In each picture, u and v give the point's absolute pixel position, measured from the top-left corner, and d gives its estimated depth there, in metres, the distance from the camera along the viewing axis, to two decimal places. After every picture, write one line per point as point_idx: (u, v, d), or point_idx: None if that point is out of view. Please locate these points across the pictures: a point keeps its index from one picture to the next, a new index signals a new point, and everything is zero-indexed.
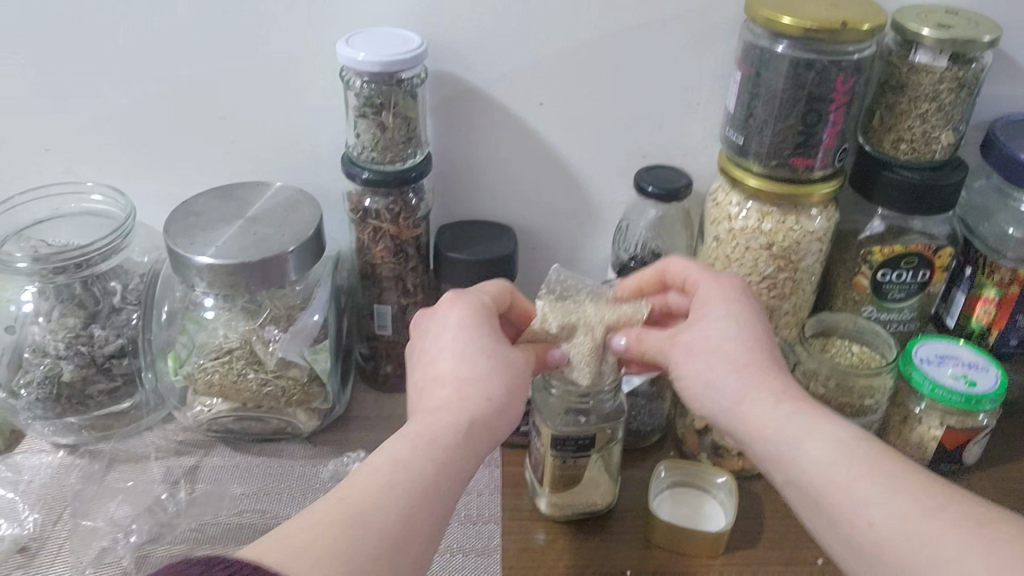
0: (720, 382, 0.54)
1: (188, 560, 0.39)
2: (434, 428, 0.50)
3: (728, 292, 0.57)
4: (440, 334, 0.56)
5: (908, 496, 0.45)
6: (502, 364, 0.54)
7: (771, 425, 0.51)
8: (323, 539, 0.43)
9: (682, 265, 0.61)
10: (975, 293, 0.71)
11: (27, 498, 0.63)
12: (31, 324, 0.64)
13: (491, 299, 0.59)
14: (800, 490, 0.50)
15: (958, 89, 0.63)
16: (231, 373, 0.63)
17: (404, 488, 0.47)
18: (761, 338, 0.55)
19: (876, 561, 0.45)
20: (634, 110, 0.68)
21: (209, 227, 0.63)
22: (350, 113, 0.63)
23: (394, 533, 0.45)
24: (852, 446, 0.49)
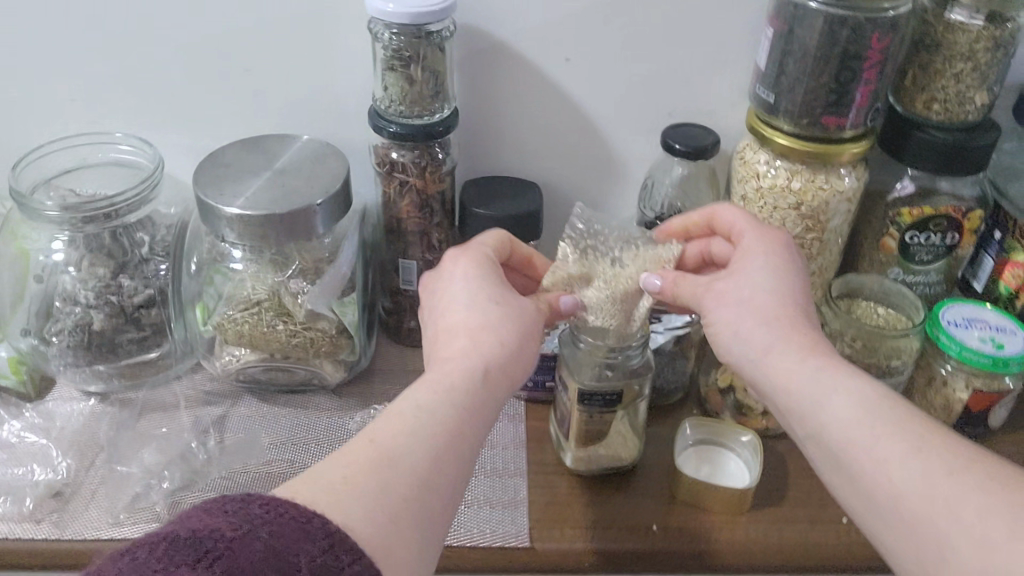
0: (750, 334, 0.53)
1: (220, 500, 0.40)
2: (457, 374, 0.50)
3: (771, 241, 0.57)
4: (451, 286, 0.56)
5: (931, 455, 0.45)
6: (513, 311, 0.55)
7: (797, 382, 0.51)
8: (352, 481, 0.43)
9: (731, 214, 0.60)
10: (1004, 257, 0.70)
11: (60, 443, 0.64)
12: (62, 273, 0.65)
13: (492, 251, 0.60)
14: (823, 448, 0.49)
15: (994, 49, 0.62)
16: (260, 323, 0.64)
17: (426, 432, 0.47)
18: (798, 294, 0.54)
19: (895, 518, 0.45)
20: (662, 65, 0.68)
21: (237, 178, 0.63)
22: (378, 65, 0.63)
23: (418, 475, 0.45)
24: (878, 406, 0.48)
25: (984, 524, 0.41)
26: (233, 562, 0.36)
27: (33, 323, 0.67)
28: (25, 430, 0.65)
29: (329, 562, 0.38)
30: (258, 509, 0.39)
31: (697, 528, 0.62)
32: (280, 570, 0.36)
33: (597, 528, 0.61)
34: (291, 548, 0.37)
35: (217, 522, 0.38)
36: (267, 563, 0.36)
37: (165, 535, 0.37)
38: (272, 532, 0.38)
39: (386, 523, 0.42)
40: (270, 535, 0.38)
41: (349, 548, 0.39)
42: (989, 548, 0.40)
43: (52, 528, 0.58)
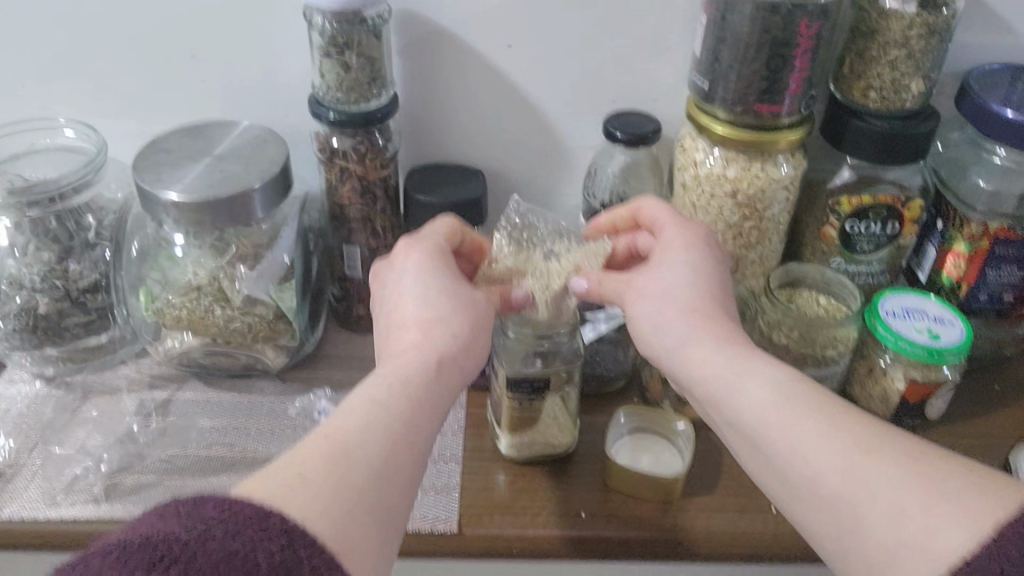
0: (666, 326, 0.52)
1: (177, 505, 0.39)
2: (411, 367, 0.50)
3: (692, 238, 0.56)
4: (403, 279, 0.55)
5: (842, 432, 0.44)
6: (464, 303, 0.54)
7: (711, 369, 0.49)
8: (312, 475, 0.43)
9: (654, 207, 0.60)
10: (946, 247, 0.70)
11: (4, 426, 0.65)
12: (6, 258, 0.65)
13: (444, 240, 0.59)
14: (740, 433, 0.48)
15: (928, 36, 0.62)
16: (197, 308, 0.65)
17: (382, 425, 0.47)
18: (714, 290, 0.53)
19: (812, 497, 0.43)
20: (603, 54, 0.68)
21: (176, 165, 0.64)
22: (315, 53, 0.63)
23: (376, 468, 0.45)
24: (789, 388, 0.47)
25: (899, 498, 0.40)
26: (189, 564, 0.36)
27: None
28: None
29: (287, 559, 0.38)
30: (214, 510, 0.39)
31: (630, 515, 0.62)
32: (236, 569, 0.36)
33: (530, 514, 0.62)
34: (248, 546, 0.37)
35: (174, 526, 0.38)
36: (223, 562, 0.36)
37: (122, 543, 0.37)
38: (230, 531, 0.38)
39: (349, 515, 0.42)
40: (226, 534, 0.38)
41: (307, 541, 0.39)
42: (906, 522, 0.39)
43: None
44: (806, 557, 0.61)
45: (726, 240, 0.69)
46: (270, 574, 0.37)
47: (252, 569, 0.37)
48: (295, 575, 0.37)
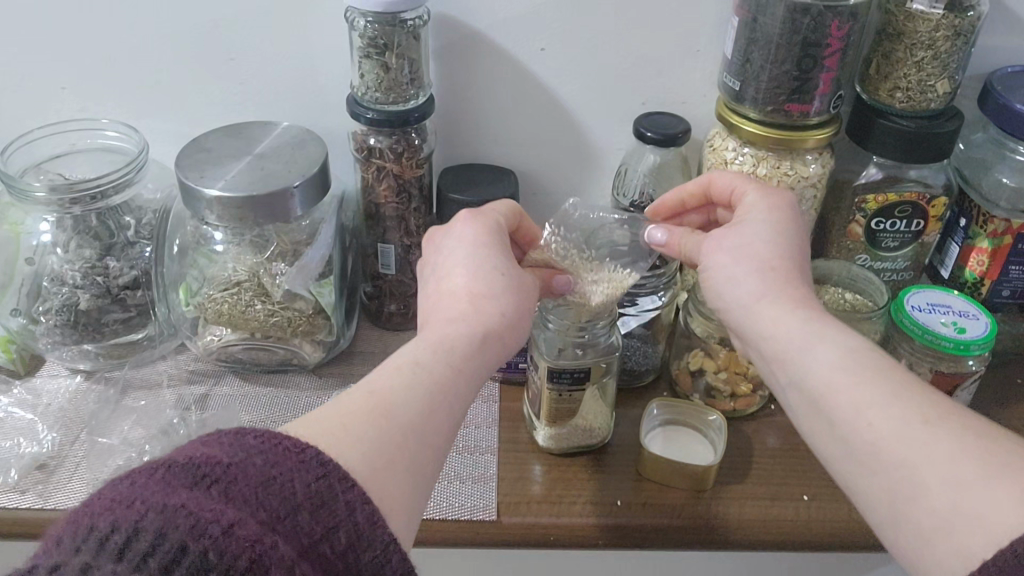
0: (744, 280, 0.53)
1: (217, 433, 0.40)
2: (456, 334, 0.50)
3: (775, 199, 0.57)
4: (456, 250, 0.55)
5: (909, 401, 0.45)
6: (514, 283, 0.54)
7: (784, 327, 0.50)
8: (353, 428, 0.44)
9: (728, 178, 0.61)
10: (969, 244, 0.72)
11: (46, 419, 0.66)
12: (50, 254, 0.67)
13: (503, 221, 0.59)
14: (802, 393, 0.49)
15: (954, 37, 0.63)
16: (239, 303, 0.66)
17: (423, 386, 0.48)
18: (795, 249, 0.54)
19: (869, 463, 0.44)
20: (634, 55, 0.69)
21: (219, 162, 0.65)
22: (355, 54, 0.65)
23: (414, 425, 0.46)
24: (864, 353, 0.48)
25: (959, 471, 0.41)
26: (228, 487, 0.37)
27: (22, 303, 0.69)
28: (13, 405, 0.67)
29: (322, 491, 0.38)
30: (254, 440, 0.39)
31: (665, 502, 0.63)
32: (273, 496, 0.37)
33: (564, 503, 0.63)
34: (285, 475, 0.38)
35: (214, 451, 0.38)
36: (261, 489, 0.37)
37: (166, 461, 0.38)
38: (267, 461, 0.38)
39: (384, 467, 0.43)
40: (264, 463, 0.38)
41: (342, 477, 0.39)
42: (963, 496, 0.40)
43: (36, 498, 0.60)
44: (837, 545, 0.63)
45: None
46: (306, 502, 0.38)
47: (288, 497, 0.37)
48: (329, 504, 0.38)
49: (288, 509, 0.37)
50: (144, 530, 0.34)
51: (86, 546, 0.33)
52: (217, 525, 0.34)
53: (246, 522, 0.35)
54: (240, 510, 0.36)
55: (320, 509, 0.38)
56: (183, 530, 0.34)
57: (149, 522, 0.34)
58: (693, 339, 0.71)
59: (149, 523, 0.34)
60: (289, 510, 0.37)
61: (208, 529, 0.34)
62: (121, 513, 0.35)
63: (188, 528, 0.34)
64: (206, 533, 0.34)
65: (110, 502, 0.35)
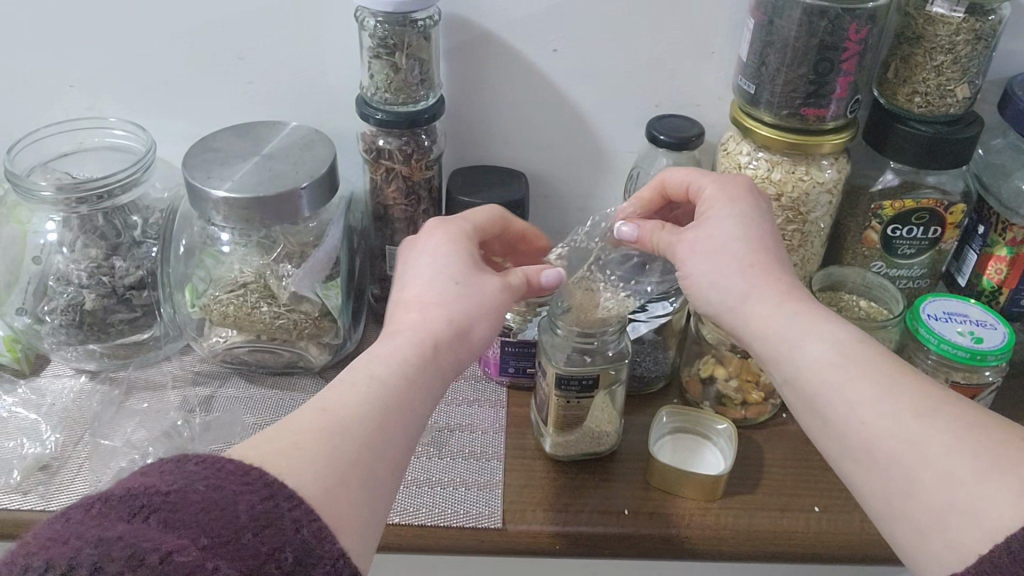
0: (727, 281, 0.52)
1: (158, 463, 0.40)
2: (408, 348, 0.50)
3: (734, 189, 0.57)
4: (420, 258, 0.55)
5: (902, 395, 0.44)
6: (471, 290, 0.53)
7: (772, 324, 0.50)
8: (301, 447, 0.43)
9: (681, 174, 0.60)
10: (986, 252, 0.70)
11: (50, 420, 0.66)
12: (56, 253, 0.67)
13: (468, 227, 0.58)
14: (797, 391, 0.48)
15: (974, 41, 0.62)
16: (244, 305, 0.65)
17: (378, 402, 0.47)
18: (767, 240, 0.54)
19: (864, 458, 0.44)
20: (647, 57, 0.68)
21: (225, 163, 0.64)
22: (365, 54, 0.64)
23: (367, 440, 0.45)
24: (852, 347, 0.47)
25: (953, 465, 0.40)
26: (167, 515, 0.36)
27: (28, 302, 0.69)
28: (17, 405, 0.67)
29: (270, 510, 0.38)
30: (194, 466, 0.39)
31: (673, 513, 0.62)
32: (216, 518, 0.36)
33: (571, 512, 0.62)
34: (229, 497, 0.37)
35: (155, 480, 0.38)
36: (203, 513, 0.36)
37: (102, 496, 0.37)
38: (211, 485, 0.38)
39: (338, 486, 0.42)
40: (207, 487, 0.38)
41: (287, 496, 0.39)
42: (959, 492, 0.40)
43: (38, 499, 0.59)
44: (849, 558, 0.61)
45: None
46: (251, 522, 0.37)
47: (232, 518, 0.36)
48: (277, 522, 0.37)
49: (231, 531, 0.36)
50: (79, 565, 0.33)
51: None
52: (155, 553, 0.34)
53: (185, 548, 0.35)
54: (180, 537, 0.35)
55: (267, 528, 0.37)
56: (120, 561, 0.33)
57: (85, 556, 0.34)
58: (704, 345, 0.71)
59: (84, 558, 0.33)
60: (236, 532, 0.36)
61: (145, 558, 0.34)
62: (57, 549, 0.34)
63: (125, 559, 0.34)
64: (143, 562, 0.34)
65: (48, 541, 0.35)
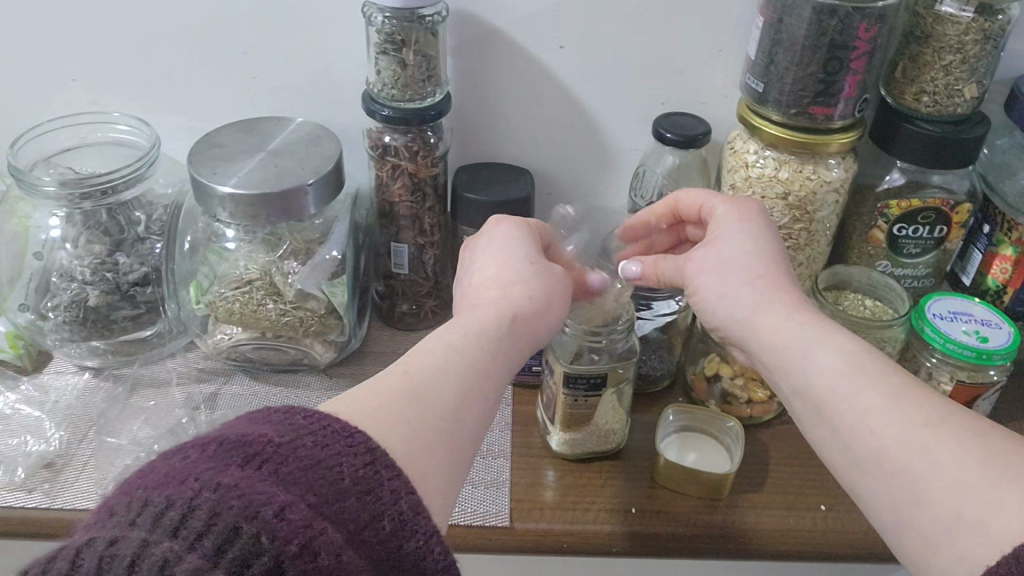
0: (735, 294, 0.53)
1: (266, 411, 0.39)
2: (488, 318, 0.51)
3: (744, 210, 0.58)
4: (491, 245, 0.57)
5: (911, 404, 0.44)
6: (547, 271, 0.55)
7: (780, 335, 0.50)
8: (387, 409, 0.43)
9: (695, 196, 0.61)
10: (991, 252, 0.71)
11: (53, 417, 0.65)
12: (59, 250, 0.66)
13: (535, 223, 0.60)
14: (807, 400, 0.48)
15: (983, 41, 0.62)
16: (250, 302, 0.65)
17: (458, 369, 0.47)
18: (776, 255, 0.55)
19: (875, 469, 0.44)
20: (655, 55, 0.68)
21: (231, 159, 0.64)
22: (372, 50, 0.64)
23: (448, 407, 0.45)
24: (863, 358, 0.47)
25: (962, 474, 0.40)
26: (279, 467, 0.36)
27: (30, 298, 0.68)
28: (19, 402, 0.66)
29: (370, 476, 0.38)
30: (302, 420, 0.39)
31: (678, 512, 0.62)
32: (322, 478, 0.36)
33: (579, 511, 0.62)
34: (333, 459, 0.37)
35: (265, 429, 0.38)
36: (311, 470, 0.36)
37: (218, 437, 0.37)
38: (319, 442, 0.38)
39: (423, 449, 0.42)
40: (314, 444, 0.38)
41: (388, 464, 0.39)
42: (968, 502, 0.39)
43: (43, 497, 0.59)
44: (855, 557, 0.62)
45: None
46: (353, 487, 0.37)
47: (337, 480, 0.37)
48: (375, 491, 0.37)
49: (335, 494, 0.36)
50: (198, 508, 0.33)
51: (141, 521, 0.33)
52: (269, 507, 0.34)
53: (296, 505, 0.34)
54: (290, 492, 0.35)
55: (366, 495, 0.37)
56: (236, 510, 0.33)
57: (203, 499, 0.33)
58: (710, 344, 0.70)
59: (204, 501, 0.33)
60: (337, 495, 0.36)
61: (261, 510, 0.33)
62: (175, 489, 0.34)
63: (242, 509, 0.33)
64: (259, 514, 0.33)
65: (164, 480, 0.35)
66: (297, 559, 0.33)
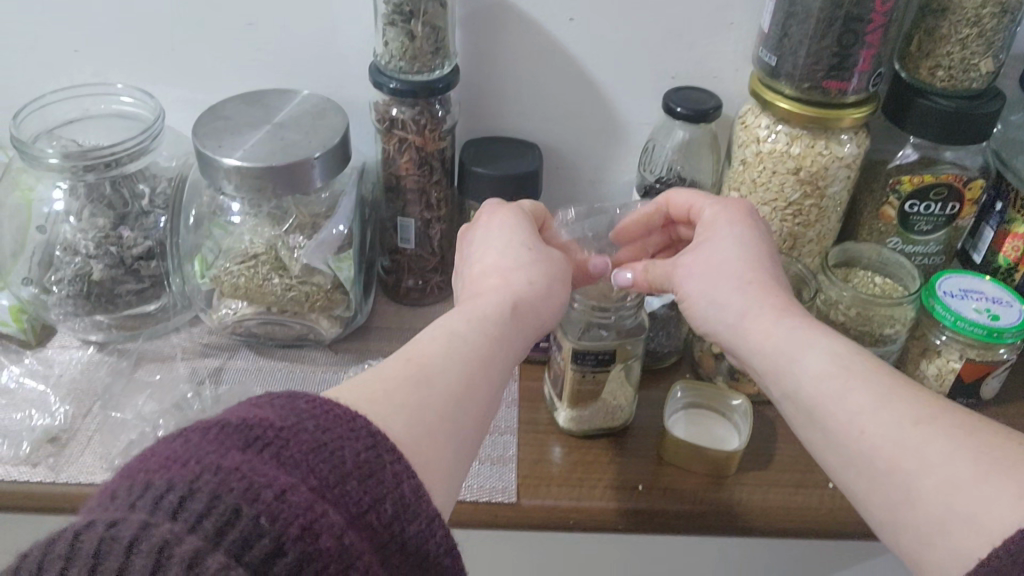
0: (726, 300, 0.53)
1: (268, 396, 0.39)
2: (490, 305, 0.50)
3: (734, 212, 0.57)
4: (490, 233, 0.57)
5: (903, 405, 0.43)
6: (546, 258, 0.55)
7: (771, 338, 0.50)
8: (392, 396, 0.43)
9: (686, 195, 0.61)
10: (1003, 229, 0.70)
11: (58, 391, 0.65)
12: (62, 223, 0.66)
13: (531, 212, 0.60)
14: (797, 405, 0.48)
15: (1000, 15, 0.61)
16: (256, 277, 0.65)
17: (462, 356, 0.47)
18: (765, 257, 0.54)
19: (865, 470, 0.43)
20: (666, 27, 0.67)
21: (236, 132, 0.63)
22: (379, 21, 0.62)
23: (454, 393, 0.45)
24: (849, 362, 0.46)
25: (954, 472, 0.40)
26: (281, 450, 0.35)
27: (33, 273, 0.67)
28: (24, 375, 0.66)
29: (370, 460, 0.37)
30: (305, 404, 0.38)
31: (685, 489, 0.62)
32: (323, 462, 0.36)
33: (586, 487, 0.62)
34: (335, 443, 0.37)
35: (268, 413, 0.37)
36: (313, 454, 0.36)
37: (219, 421, 0.36)
38: (320, 426, 0.37)
39: (428, 435, 0.42)
40: (317, 428, 0.37)
41: (389, 448, 0.38)
42: (959, 498, 0.39)
43: (48, 471, 0.59)
44: (862, 534, 0.62)
45: (785, 219, 0.68)
46: (354, 470, 0.36)
47: (338, 465, 0.36)
48: (377, 474, 0.37)
49: (337, 477, 0.35)
50: (199, 491, 0.32)
51: (141, 504, 0.32)
52: (270, 489, 0.33)
53: (297, 488, 0.34)
54: (292, 475, 0.34)
55: (368, 478, 0.36)
56: (237, 493, 0.33)
57: (204, 482, 0.33)
58: None
59: (204, 484, 0.33)
60: (338, 478, 0.36)
61: (261, 493, 0.33)
62: (176, 472, 0.33)
63: (242, 492, 0.33)
64: (259, 497, 0.33)
65: (165, 462, 0.34)
66: (299, 540, 0.32)
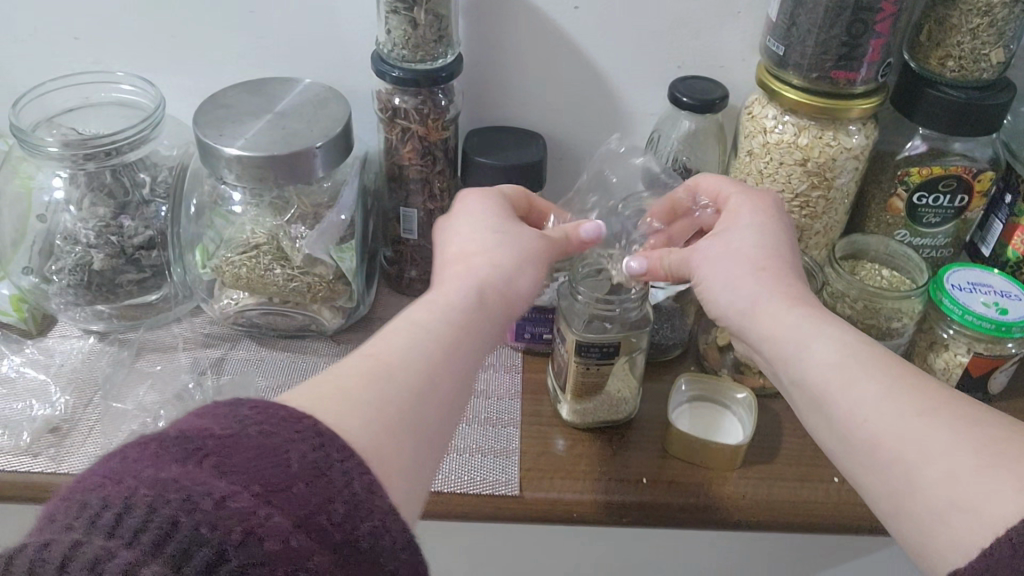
0: (739, 285, 0.52)
1: (214, 404, 0.38)
2: (450, 301, 0.50)
3: (762, 202, 0.56)
4: (457, 225, 0.56)
5: (908, 395, 0.43)
6: (517, 240, 0.54)
7: (781, 330, 0.49)
8: (352, 393, 0.42)
9: (715, 180, 0.60)
10: (1013, 222, 0.69)
11: (59, 381, 0.65)
12: (63, 212, 0.65)
13: (505, 198, 0.58)
14: (803, 390, 0.47)
15: (1012, 4, 0.60)
16: (258, 266, 0.64)
17: (422, 351, 0.46)
18: (782, 250, 0.53)
19: (869, 459, 0.43)
20: (673, 16, 0.66)
21: (237, 120, 0.62)
22: (382, 8, 0.62)
23: (414, 387, 0.44)
24: (859, 349, 0.46)
25: (956, 463, 0.39)
26: (222, 457, 0.35)
27: (34, 261, 0.67)
28: (24, 365, 0.66)
29: (319, 460, 0.36)
30: (248, 410, 0.38)
31: (689, 482, 0.62)
32: (269, 464, 0.35)
33: (590, 479, 0.61)
34: (281, 445, 0.36)
35: (208, 420, 0.37)
36: (255, 458, 0.35)
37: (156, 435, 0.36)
38: (262, 429, 0.37)
39: (386, 431, 0.41)
40: (259, 432, 0.36)
41: (338, 447, 0.38)
42: (960, 488, 0.39)
43: (49, 461, 0.58)
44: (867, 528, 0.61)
45: (792, 210, 0.68)
46: (302, 472, 0.35)
47: (284, 466, 0.35)
48: (326, 472, 0.36)
49: (284, 478, 0.35)
50: (134, 506, 0.32)
51: (79, 523, 0.32)
52: (209, 498, 0.33)
53: (237, 494, 0.34)
54: (235, 480, 0.34)
55: (316, 479, 0.36)
56: (174, 505, 0.32)
57: (139, 497, 0.33)
58: None
59: (140, 499, 0.32)
60: (285, 479, 0.35)
61: (199, 502, 0.33)
62: (111, 489, 0.33)
63: (179, 503, 0.32)
64: (196, 507, 0.32)
65: (101, 480, 0.34)
66: (241, 547, 0.32)
